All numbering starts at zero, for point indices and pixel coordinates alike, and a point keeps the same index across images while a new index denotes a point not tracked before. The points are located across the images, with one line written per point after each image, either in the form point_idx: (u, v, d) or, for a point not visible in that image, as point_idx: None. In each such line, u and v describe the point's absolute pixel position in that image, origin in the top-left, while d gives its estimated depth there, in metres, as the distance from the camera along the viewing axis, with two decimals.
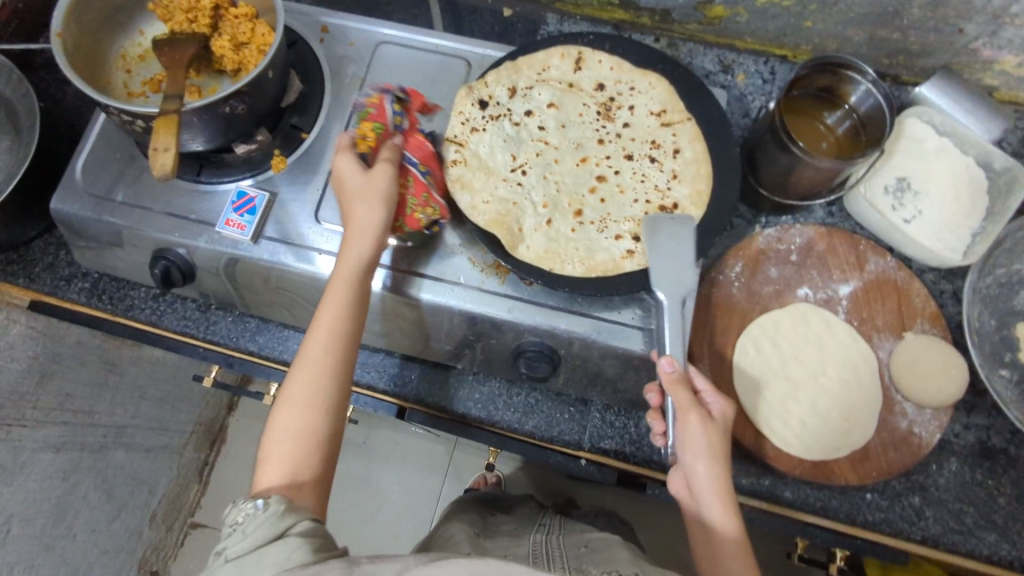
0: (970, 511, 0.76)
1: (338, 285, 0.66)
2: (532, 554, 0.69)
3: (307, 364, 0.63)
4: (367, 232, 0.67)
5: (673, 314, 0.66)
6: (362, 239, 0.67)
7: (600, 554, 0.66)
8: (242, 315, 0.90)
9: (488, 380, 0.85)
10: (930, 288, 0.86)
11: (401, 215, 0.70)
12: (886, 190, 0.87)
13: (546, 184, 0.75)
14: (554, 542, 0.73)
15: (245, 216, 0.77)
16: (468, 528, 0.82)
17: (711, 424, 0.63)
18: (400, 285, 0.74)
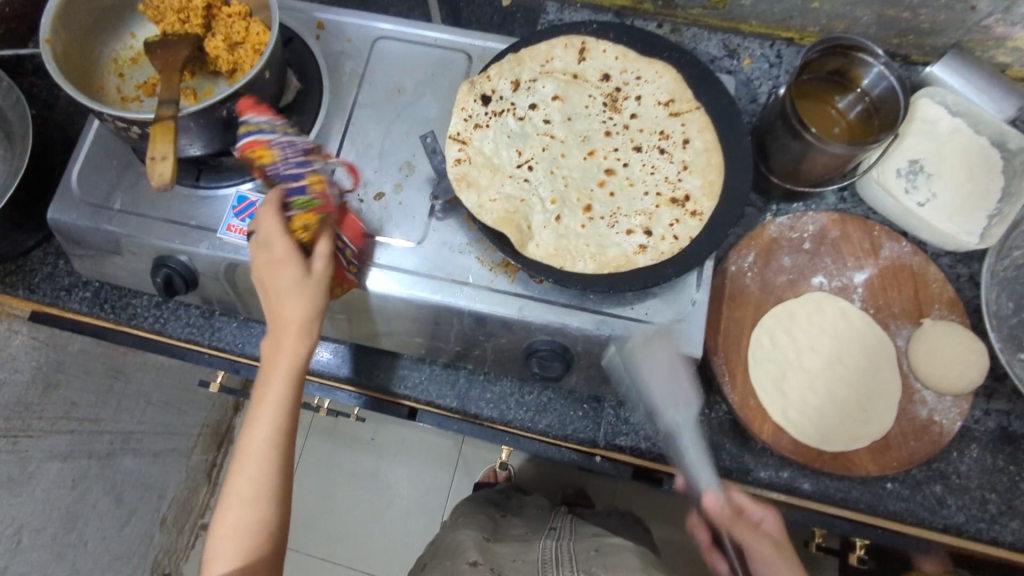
0: (992, 498, 0.75)
1: (273, 377, 0.66)
2: (541, 563, 0.70)
3: (249, 465, 0.63)
4: (303, 323, 0.67)
5: (693, 434, 0.69)
6: (293, 331, 0.66)
7: (611, 558, 0.67)
8: (246, 321, 0.89)
9: (499, 379, 0.84)
10: (946, 272, 0.84)
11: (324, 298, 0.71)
12: (899, 173, 0.85)
13: (553, 179, 0.74)
14: (564, 546, 0.74)
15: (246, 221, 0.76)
16: (477, 533, 0.82)
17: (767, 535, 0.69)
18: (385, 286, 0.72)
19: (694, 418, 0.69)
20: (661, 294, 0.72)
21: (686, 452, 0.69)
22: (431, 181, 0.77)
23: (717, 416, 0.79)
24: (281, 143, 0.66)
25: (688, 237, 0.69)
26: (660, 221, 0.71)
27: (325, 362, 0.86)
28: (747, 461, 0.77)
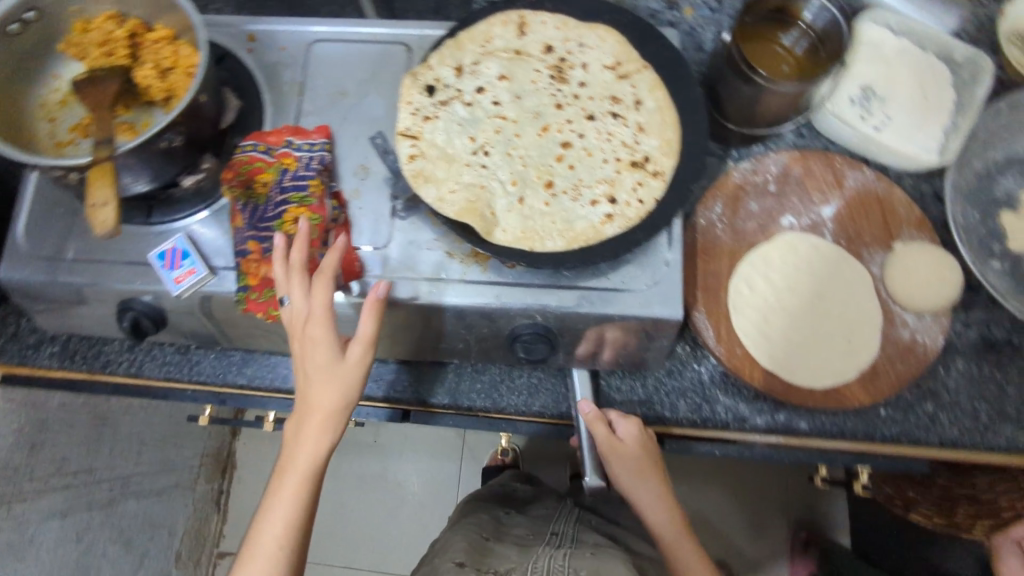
0: (983, 407, 0.76)
1: (293, 466, 0.63)
2: (535, 558, 0.79)
3: (263, 556, 0.62)
4: (331, 414, 0.64)
5: (581, 377, 0.79)
6: (320, 423, 0.63)
7: (594, 560, 0.75)
8: (224, 350, 0.87)
9: (487, 367, 0.83)
10: (911, 194, 0.84)
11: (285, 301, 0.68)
12: (853, 102, 0.85)
13: (510, 161, 0.71)
14: (560, 548, 0.81)
15: (185, 263, 0.72)
16: (477, 529, 0.90)
17: (624, 450, 0.75)
18: (352, 285, 0.71)
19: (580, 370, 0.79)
20: (633, 260, 0.71)
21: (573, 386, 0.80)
22: (388, 181, 0.75)
23: (708, 369, 0.80)
24: (306, 157, 0.73)
25: (653, 199, 0.68)
26: (623, 186, 0.69)
27: None
28: (743, 410, 0.78)
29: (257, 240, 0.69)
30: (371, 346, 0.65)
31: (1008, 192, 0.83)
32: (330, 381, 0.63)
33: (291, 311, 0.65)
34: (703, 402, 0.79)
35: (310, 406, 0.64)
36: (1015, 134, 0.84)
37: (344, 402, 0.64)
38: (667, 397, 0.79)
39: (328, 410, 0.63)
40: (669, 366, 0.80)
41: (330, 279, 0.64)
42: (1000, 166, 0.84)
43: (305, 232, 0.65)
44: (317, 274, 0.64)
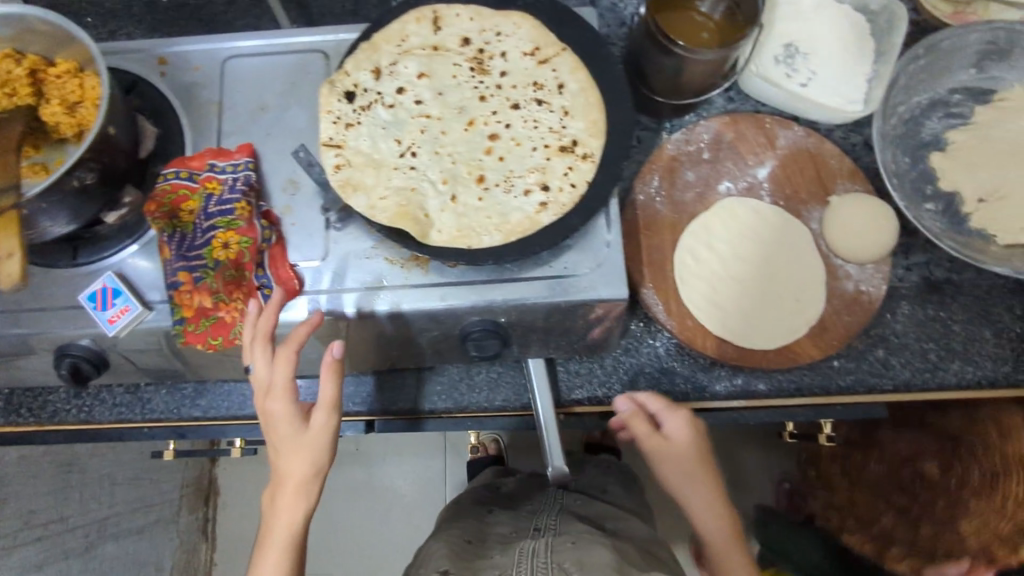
0: (931, 347, 0.78)
1: (273, 541, 0.62)
2: (517, 556, 0.77)
3: None
4: (305, 483, 0.63)
5: (539, 370, 0.78)
6: (296, 492, 0.63)
7: (580, 551, 0.75)
8: (175, 385, 0.84)
9: (445, 368, 0.82)
10: (843, 145, 0.86)
11: (222, 334, 0.66)
12: (777, 61, 0.85)
13: (439, 159, 0.70)
14: (542, 542, 0.80)
15: (117, 302, 0.70)
16: (455, 533, 0.90)
17: (666, 448, 0.72)
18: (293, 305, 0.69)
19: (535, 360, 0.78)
20: (573, 246, 0.71)
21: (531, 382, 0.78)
22: (319, 192, 0.74)
23: (663, 343, 0.80)
24: (230, 180, 0.70)
25: (585, 182, 0.68)
26: (554, 172, 0.69)
27: None
28: (701, 379, 0.79)
29: (188, 270, 0.66)
30: (335, 409, 0.64)
31: (934, 134, 0.85)
32: (300, 450, 0.63)
33: (256, 381, 0.64)
34: (662, 375, 0.79)
35: (282, 476, 0.63)
36: (936, 75, 0.85)
37: (317, 468, 0.63)
38: (626, 375, 0.80)
39: (299, 479, 0.63)
40: (625, 345, 0.80)
41: (293, 347, 0.64)
42: (925, 110, 0.86)
43: (279, 300, 0.65)
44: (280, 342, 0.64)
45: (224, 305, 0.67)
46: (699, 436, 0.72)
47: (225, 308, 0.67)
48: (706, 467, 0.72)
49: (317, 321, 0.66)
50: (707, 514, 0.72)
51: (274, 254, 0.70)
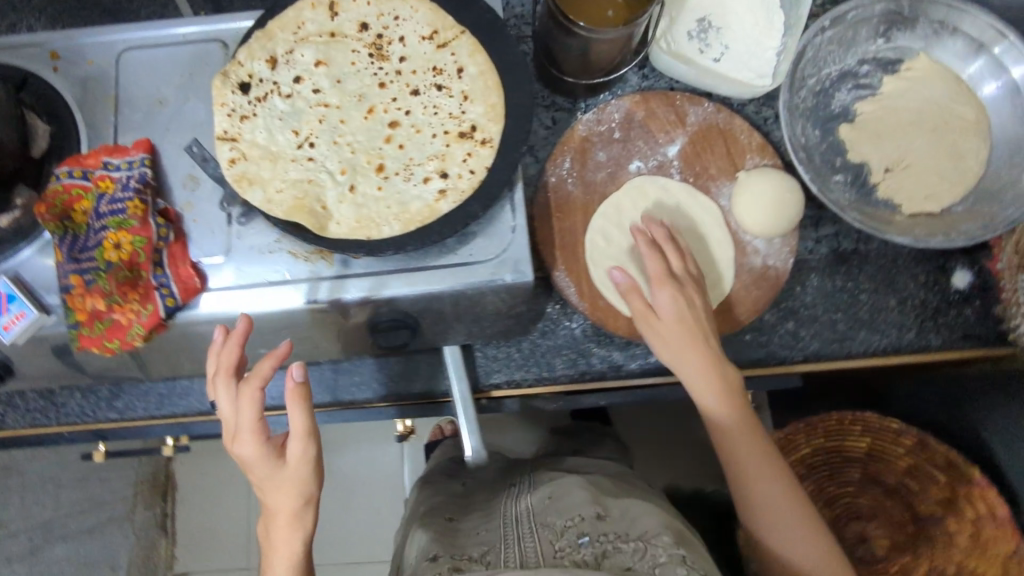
0: (839, 318, 0.80)
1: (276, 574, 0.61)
2: (501, 524, 0.73)
3: None
4: (295, 515, 0.60)
5: (456, 355, 0.78)
6: (288, 526, 0.60)
7: (560, 503, 0.72)
8: (90, 388, 0.83)
9: (363, 359, 0.83)
10: (755, 119, 0.86)
11: (116, 334, 0.65)
12: (690, 35, 0.85)
13: (338, 149, 0.69)
14: (518, 502, 0.76)
15: (13, 308, 0.67)
16: (433, 515, 0.82)
17: (655, 324, 0.71)
18: (194, 302, 0.69)
19: (451, 347, 0.78)
20: (480, 231, 0.71)
21: (448, 364, 0.79)
22: (220, 185, 0.71)
23: (580, 325, 0.81)
24: (124, 178, 0.68)
25: (484, 168, 0.67)
26: (454, 159, 0.68)
27: (192, 404, 0.84)
28: (617, 358, 0.80)
29: (79, 273, 0.66)
30: (309, 439, 0.59)
31: (844, 105, 0.85)
32: (282, 488, 0.59)
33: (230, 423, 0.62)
34: (578, 356, 0.81)
35: (273, 514, 0.60)
36: (847, 46, 0.85)
37: (305, 501, 0.61)
38: (543, 357, 0.81)
39: (286, 514, 0.60)
40: (542, 328, 0.81)
41: (256, 387, 0.59)
42: (835, 81, 0.86)
43: (242, 330, 0.62)
44: (244, 381, 0.60)
45: (118, 307, 0.65)
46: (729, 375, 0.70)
47: (120, 310, 0.65)
48: (741, 412, 0.69)
49: (282, 352, 0.61)
50: (751, 463, 0.68)
51: (173, 252, 0.68)
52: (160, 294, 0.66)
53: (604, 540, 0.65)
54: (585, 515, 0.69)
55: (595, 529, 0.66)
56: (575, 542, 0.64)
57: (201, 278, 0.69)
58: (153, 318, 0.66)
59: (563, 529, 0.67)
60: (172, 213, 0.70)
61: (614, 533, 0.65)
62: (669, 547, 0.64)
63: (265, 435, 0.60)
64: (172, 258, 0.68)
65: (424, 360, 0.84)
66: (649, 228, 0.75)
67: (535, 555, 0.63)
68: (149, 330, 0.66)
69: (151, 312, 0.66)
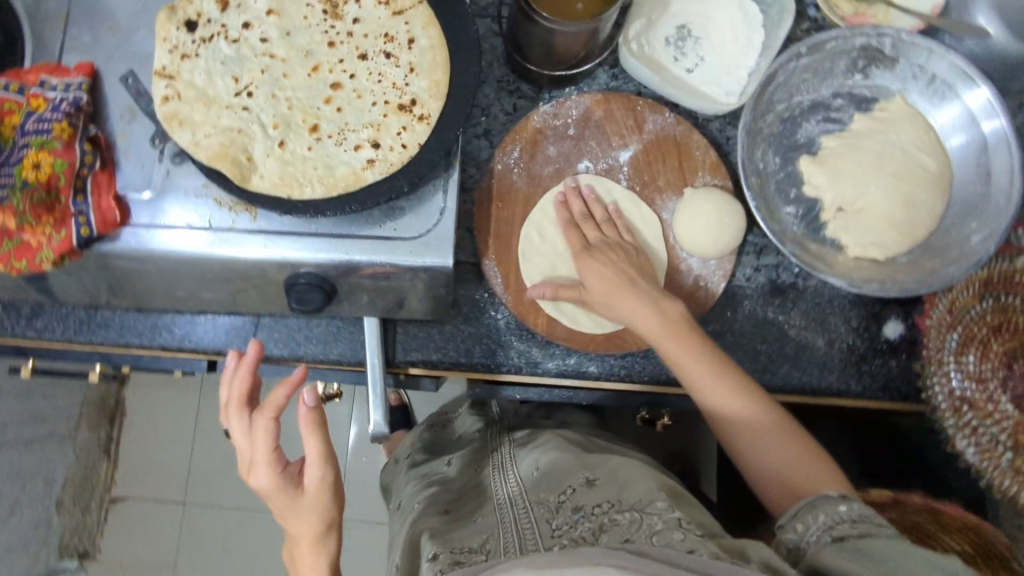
0: (763, 349, 0.80)
1: None
2: (497, 507, 0.71)
3: None
4: (318, 541, 0.63)
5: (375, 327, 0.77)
6: (315, 551, 0.63)
7: (554, 476, 0.72)
8: (11, 303, 0.83)
9: (286, 316, 0.84)
10: (716, 137, 0.85)
11: (29, 255, 0.66)
12: (668, 42, 0.83)
13: (275, 103, 0.68)
14: (510, 480, 0.77)
15: None
16: (429, 508, 0.79)
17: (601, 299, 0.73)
18: (114, 235, 0.68)
19: (370, 320, 0.78)
20: (408, 206, 0.69)
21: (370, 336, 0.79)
22: (154, 122, 0.70)
23: (504, 316, 0.81)
24: (58, 99, 0.67)
25: (417, 144, 0.67)
26: (388, 130, 0.67)
27: (111, 335, 0.84)
28: (535, 354, 0.81)
29: None
30: (327, 467, 0.62)
31: (809, 137, 0.84)
32: (306, 514, 0.62)
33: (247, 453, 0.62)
34: (497, 347, 0.81)
35: (299, 539, 0.63)
36: (823, 78, 0.83)
37: (327, 525, 0.63)
38: (463, 343, 0.81)
39: (307, 538, 0.63)
40: (467, 313, 0.81)
41: (269, 417, 0.61)
42: (805, 110, 0.84)
43: (254, 359, 0.65)
44: (257, 411, 0.62)
45: (30, 229, 0.65)
46: (672, 307, 0.71)
47: (31, 232, 0.65)
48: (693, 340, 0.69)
49: (296, 380, 0.62)
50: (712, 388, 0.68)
51: (97, 181, 0.67)
52: (75, 222, 0.65)
53: (600, 513, 0.61)
54: (576, 487, 0.67)
55: (588, 501, 0.64)
56: (572, 519, 0.62)
57: (124, 211, 0.68)
58: (66, 245, 0.66)
59: (559, 505, 0.66)
60: (103, 141, 0.69)
61: (606, 503, 0.63)
62: (665, 513, 0.57)
63: (283, 465, 0.62)
64: (95, 187, 0.67)
65: (349, 327, 0.85)
66: (572, 199, 0.79)
67: (534, 538, 0.61)
68: (60, 257, 0.66)
69: (64, 238, 0.66)
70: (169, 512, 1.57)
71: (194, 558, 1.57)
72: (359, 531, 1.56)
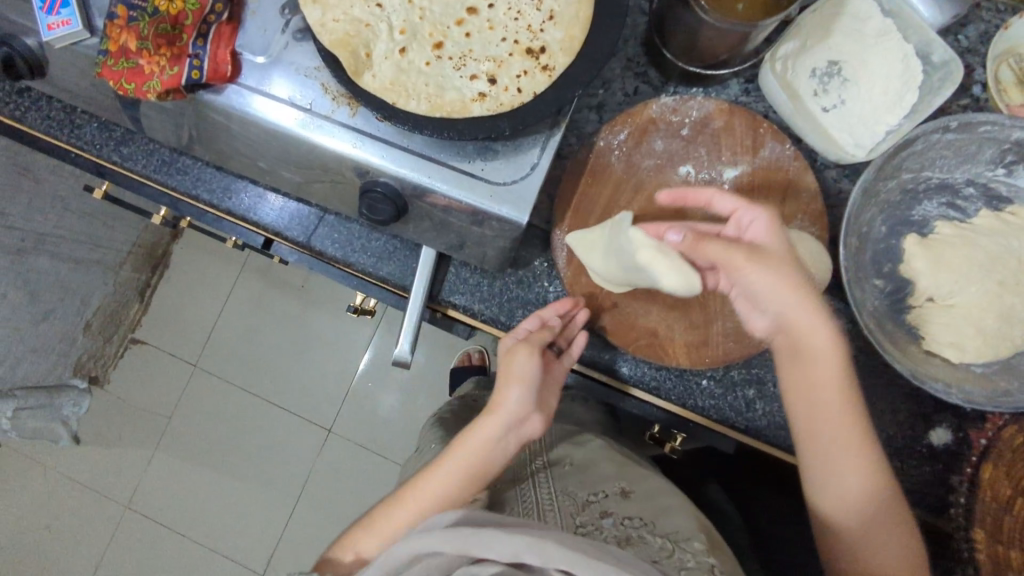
0: None
1: (490, 425, 0.70)
2: (521, 476, 0.74)
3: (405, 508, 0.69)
4: (528, 380, 0.72)
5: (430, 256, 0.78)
6: (517, 387, 0.71)
7: (583, 475, 0.73)
8: (106, 122, 0.86)
9: (349, 222, 0.85)
10: (828, 186, 0.81)
11: (141, 80, 0.66)
12: (813, 73, 0.79)
13: (409, 9, 0.69)
14: (536, 460, 0.77)
15: (62, 12, 0.66)
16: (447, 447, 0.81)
17: (761, 261, 0.64)
18: (223, 88, 0.68)
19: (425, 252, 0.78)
20: (502, 153, 0.67)
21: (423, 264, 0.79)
22: None
23: (555, 291, 0.81)
24: None
25: (532, 92, 0.65)
26: (508, 70, 0.67)
27: (184, 184, 0.87)
28: None
29: (127, 6, 0.66)
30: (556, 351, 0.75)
31: (924, 217, 0.80)
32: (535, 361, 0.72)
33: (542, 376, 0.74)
34: None
35: (497, 403, 0.71)
36: (960, 161, 0.79)
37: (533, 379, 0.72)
38: (509, 303, 0.81)
39: (530, 408, 0.71)
40: (521, 276, 0.82)
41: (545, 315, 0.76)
42: (929, 189, 0.80)
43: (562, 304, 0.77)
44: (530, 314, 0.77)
45: (146, 55, 0.65)
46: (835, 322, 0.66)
47: (147, 59, 0.66)
48: (837, 378, 0.66)
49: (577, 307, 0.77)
50: (825, 428, 0.67)
51: (221, 29, 0.67)
52: (189, 63, 0.65)
53: (630, 526, 0.65)
54: (609, 493, 0.69)
55: (619, 510, 0.67)
56: (600, 522, 0.65)
57: (236, 68, 0.68)
58: (175, 81, 0.66)
59: (587, 504, 0.68)
60: None
61: (639, 519, 0.65)
62: (700, 556, 0.62)
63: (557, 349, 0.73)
64: (217, 36, 0.66)
65: (406, 251, 0.85)
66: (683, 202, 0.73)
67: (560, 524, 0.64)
68: (167, 90, 0.66)
69: (174, 74, 0.66)
70: (181, 369, 1.63)
71: (191, 418, 1.62)
72: (343, 447, 1.59)
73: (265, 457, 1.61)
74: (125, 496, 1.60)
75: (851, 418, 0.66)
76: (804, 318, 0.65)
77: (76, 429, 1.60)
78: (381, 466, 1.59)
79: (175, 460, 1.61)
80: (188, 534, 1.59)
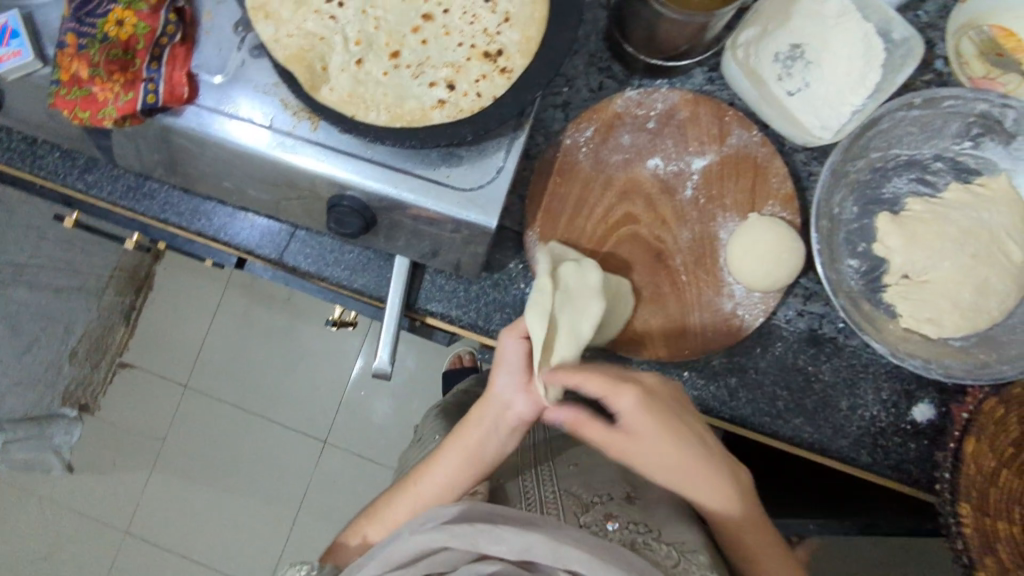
0: (783, 395, 0.80)
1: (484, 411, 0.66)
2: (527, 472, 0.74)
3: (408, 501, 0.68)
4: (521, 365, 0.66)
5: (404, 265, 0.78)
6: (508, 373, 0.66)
7: (585, 476, 0.73)
8: (69, 151, 0.85)
9: (320, 236, 0.85)
10: (797, 169, 0.81)
11: (96, 107, 0.65)
12: (776, 57, 0.78)
13: (363, 19, 0.68)
14: (536, 456, 0.78)
15: (12, 43, 0.65)
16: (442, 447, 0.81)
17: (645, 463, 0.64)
18: (180, 110, 0.67)
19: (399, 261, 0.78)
20: (467, 158, 0.67)
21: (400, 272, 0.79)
22: (240, 8, 0.69)
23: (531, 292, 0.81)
24: None
25: (492, 96, 0.65)
26: (467, 75, 0.66)
27: (153, 208, 0.86)
28: None
29: (76, 34, 0.65)
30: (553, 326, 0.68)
31: (895, 195, 0.80)
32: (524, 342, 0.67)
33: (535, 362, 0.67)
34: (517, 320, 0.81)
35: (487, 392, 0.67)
36: (926, 136, 0.79)
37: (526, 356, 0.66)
38: (486, 307, 0.81)
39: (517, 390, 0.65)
40: (497, 279, 0.81)
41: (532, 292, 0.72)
42: (898, 166, 0.80)
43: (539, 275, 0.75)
44: None
45: (99, 82, 0.65)
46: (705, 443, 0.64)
47: (100, 86, 0.65)
48: (724, 482, 0.65)
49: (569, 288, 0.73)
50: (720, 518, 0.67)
51: (174, 51, 0.66)
52: (142, 86, 0.64)
53: (635, 530, 0.65)
54: (614, 496, 0.69)
55: (623, 514, 0.67)
56: (604, 524, 0.65)
57: (193, 89, 0.67)
58: (130, 106, 0.65)
59: (591, 505, 0.68)
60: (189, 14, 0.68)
61: (643, 525, 0.66)
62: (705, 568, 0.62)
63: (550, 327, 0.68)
64: (171, 58, 0.66)
65: (380, 261, 0.85)
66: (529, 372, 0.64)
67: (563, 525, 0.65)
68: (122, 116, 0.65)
69: (129, 99, 0.65)
70: (170, 391, 1.62)
71: (183, 440, 1.61)
72: (338, 458, 1.59)
73: (262, 473, 1.60)
74: (122, 522, 1.59)
75: (743, 502, 0.67)
76: (681, 461, 0.63)
77: (69, 458, 1.59)
78: (377, 475, 1.58)
79: (170, 483, 1.60)
80: (188, 556, 1.58)
